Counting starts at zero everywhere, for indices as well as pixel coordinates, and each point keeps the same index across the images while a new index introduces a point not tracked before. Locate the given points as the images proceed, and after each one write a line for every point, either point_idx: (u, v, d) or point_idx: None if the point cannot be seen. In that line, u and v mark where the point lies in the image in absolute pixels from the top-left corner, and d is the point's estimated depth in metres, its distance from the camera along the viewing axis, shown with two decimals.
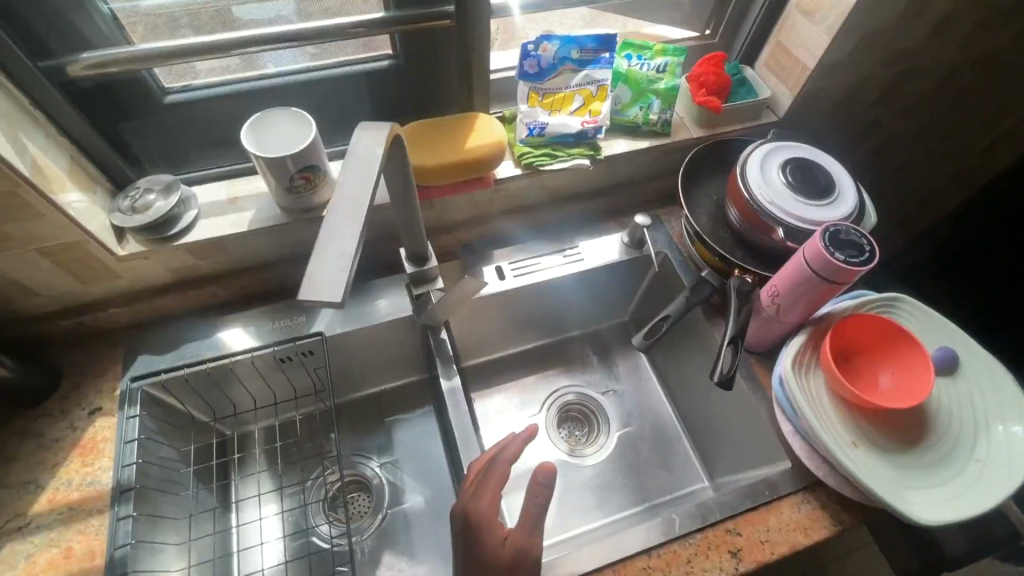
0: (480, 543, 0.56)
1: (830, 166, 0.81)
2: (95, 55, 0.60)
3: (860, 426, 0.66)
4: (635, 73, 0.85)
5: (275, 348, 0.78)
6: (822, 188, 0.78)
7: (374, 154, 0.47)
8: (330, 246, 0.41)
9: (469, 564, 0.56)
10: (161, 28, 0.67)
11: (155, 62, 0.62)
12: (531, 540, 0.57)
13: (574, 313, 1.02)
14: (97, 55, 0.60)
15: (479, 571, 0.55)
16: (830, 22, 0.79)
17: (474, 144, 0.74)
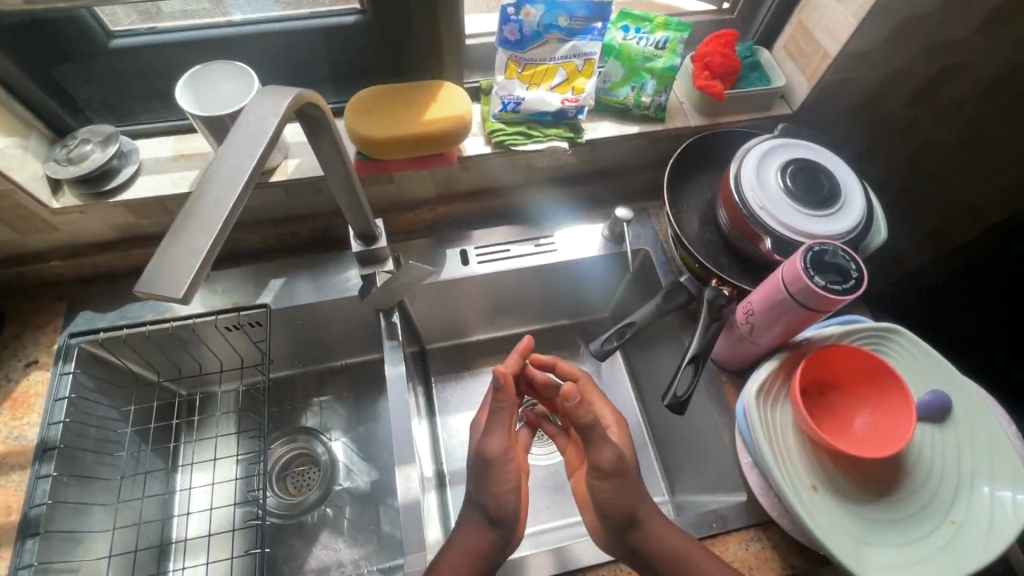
0: (497, 476, 0.57)
1: (840, 172, 0.71)
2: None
3: (827, 470, 0.59)
4: (629, 47, 0.75)
5: (218, 316, 0.75)
6: (827, 193, 0.68)
7: (264, 126, 0.41)
8: (192, 229, 0.36)
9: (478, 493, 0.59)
10: None
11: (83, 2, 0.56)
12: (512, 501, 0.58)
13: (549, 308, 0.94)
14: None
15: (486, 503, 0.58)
16: (860, 3, 0.68)
17: (435, 115, 0.66)
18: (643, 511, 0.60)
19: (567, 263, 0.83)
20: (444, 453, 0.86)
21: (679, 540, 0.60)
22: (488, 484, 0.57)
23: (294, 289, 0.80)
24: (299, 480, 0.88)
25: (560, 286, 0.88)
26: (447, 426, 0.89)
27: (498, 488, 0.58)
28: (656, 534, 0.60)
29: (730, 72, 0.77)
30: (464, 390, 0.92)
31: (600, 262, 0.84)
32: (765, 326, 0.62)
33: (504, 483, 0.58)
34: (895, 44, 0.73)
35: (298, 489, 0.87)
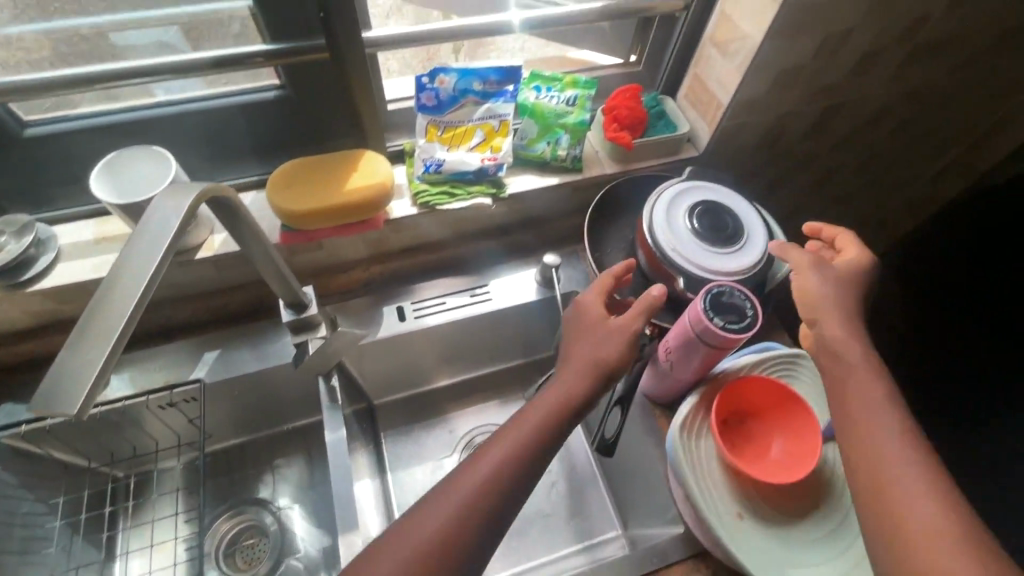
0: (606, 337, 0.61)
1: (742, 212, 0.76)
2: None
3: (750, 496, 0.62)
4: (542, 106, 0.80)
5: (150, 396, 0.74)
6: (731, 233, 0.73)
7: (166, 225, 0.43)
8: (88, 338, 0.37)
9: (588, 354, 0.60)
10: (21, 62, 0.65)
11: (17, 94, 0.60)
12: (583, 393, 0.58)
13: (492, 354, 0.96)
14: None
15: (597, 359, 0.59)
16: (740, 59, 0.74)
17: (357, 184, 0.69)
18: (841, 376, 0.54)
19: (503, 310, 0.86)
20: (397, 508, 0.86)
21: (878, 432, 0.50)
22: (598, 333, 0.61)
23: (230, 359, 0.79)
24: (248, 554, 0.85)
25: (500, 332, 0.90)
26: (400, 480, 0.89)
27: (593, 357, 0.60)
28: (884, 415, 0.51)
29: (638, 122, 0.83)
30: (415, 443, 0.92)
31: (535, 307, 0.87)
32: (682, 361, 0.66)
33: (614, 348, 0.60)
34: (780, 90, 0.80)
35: (248, 563, 0.84)
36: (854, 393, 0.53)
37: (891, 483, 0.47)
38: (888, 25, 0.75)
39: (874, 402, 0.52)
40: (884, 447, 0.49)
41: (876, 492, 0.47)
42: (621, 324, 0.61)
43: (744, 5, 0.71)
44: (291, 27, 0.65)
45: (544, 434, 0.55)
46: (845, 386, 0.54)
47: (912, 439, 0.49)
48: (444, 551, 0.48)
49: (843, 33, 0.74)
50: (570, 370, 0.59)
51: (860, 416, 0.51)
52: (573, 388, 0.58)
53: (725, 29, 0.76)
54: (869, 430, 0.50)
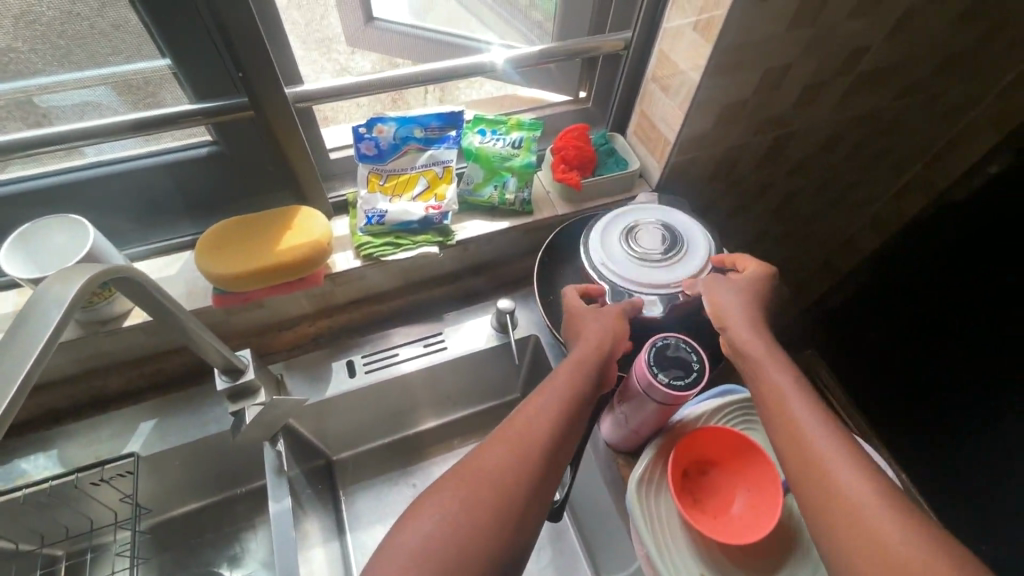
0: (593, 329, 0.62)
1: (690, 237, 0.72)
2: None
3: (715, 558, 0.58)
4: (486, 150, 0.79)
5: (79, 475, 0.69)
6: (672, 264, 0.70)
7: (48, 317, 0.39)
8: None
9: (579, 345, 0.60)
10: None
11: None
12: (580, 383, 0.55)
13: (455, 401, 0.93)
14: None
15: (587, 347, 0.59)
16: (682, 97, 0.73)
17: (291, 243, 0.66)
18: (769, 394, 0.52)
19: (459, 359, 0.83)
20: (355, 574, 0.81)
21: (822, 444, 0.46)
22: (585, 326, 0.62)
23: (169, 427, 0.75)
24: None
25: (458, 380, 0.87)
26: (359, 541, 0.84)
27: (597, 334, 0.61)
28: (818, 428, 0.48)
29: (586, 161, 0.82)
30: (376, 501, 0.87)
31: (493, 354, 0.84)
32: (635, 411, 0.64)
33: (612, 325, 0.62)
34: (725, 125, 0.79)
35: None
36: (789, 404, 0.50)
37: (843, 498, 0.43)
38: (827, 58, 0.75)
39: (808, 414, 0.49)
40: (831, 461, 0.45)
41: (828, 510, 0.43)
42: (611, 310, 0.64)
43: (680, 45, 0.71)
44: (216, 79, 0.63)
45: (575, 396, 0.54)
46: (777, 399, 0.51)
47: (850, 448, 0.46)
48: (490, 537, 0.43)
49: (782, 68, 0.73)
50: (575, 352, 0.59)
51: (799, 429, 0.48)
52: (586, 363, 0.57)
53: (665, 67, 0.75)
54: (814, 441, 0.47)
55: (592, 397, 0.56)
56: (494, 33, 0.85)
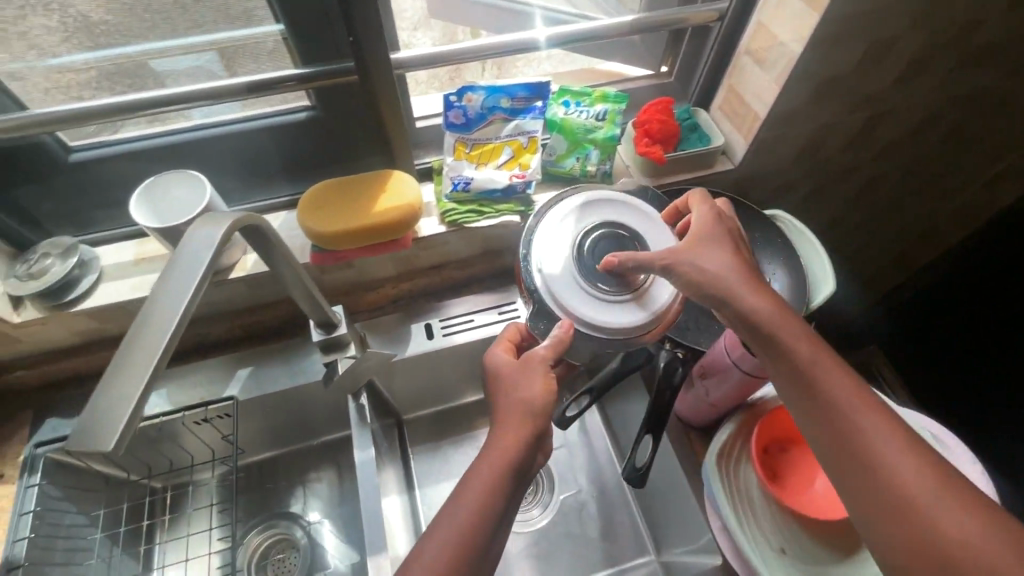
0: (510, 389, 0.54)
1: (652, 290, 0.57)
2: None
3: (797, 532, 0.58)
4: (570, 122, 0.79)
5: (186, 412, 0.76)
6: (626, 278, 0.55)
7: (198, 258, 0.43)
8: (120, 374, 0.37)
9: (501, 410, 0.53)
10: (67, 89, 0.66)
11: (63, 122, 0.62)
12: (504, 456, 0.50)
13: None
14: None
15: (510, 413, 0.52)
16: (779, 70, 0.71)
17: (387, 205, 0.69)
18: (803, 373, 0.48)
19: None
20: (424, 528, 0.85)
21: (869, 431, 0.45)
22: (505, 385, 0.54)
23: (262, 376, 0.81)
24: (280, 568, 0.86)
25: None
26: (427, 497, 0.88)
27: (520, 404, 0.52)
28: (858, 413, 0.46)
29: (670, 135, 0.81)
30: (444, 460, 0.91)
31: None
32: (716, 383, 0.65)
33: (536, 387, 0.53)
34: (819, 102, 0.77)
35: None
36: (823, 390, 0.47)
37: (892, 490, 0.43)
38: (937, 31, 0.71)
39: (849, 398, 0.47)
40: (877, 451, 0.44)
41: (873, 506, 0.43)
42: (531, 362, 0.54)
43: (781, 15, 0.69)
44: (322, 45, 0.66)
45: (504, 470, 0.50)
46: (809, 383, 0.48)
47: (897, 430, 0.45)
48: None
49: (889, 40, 0.70)
50: (497, 429, 0.52)
51: (838, 419, 0.46)
52: (506, 452, 0.50)
53: (762, 38, 0.73)
54: (858, 435, 0.45)
55: (517, 485, 0.51)
56: (573, 5, 0.84)
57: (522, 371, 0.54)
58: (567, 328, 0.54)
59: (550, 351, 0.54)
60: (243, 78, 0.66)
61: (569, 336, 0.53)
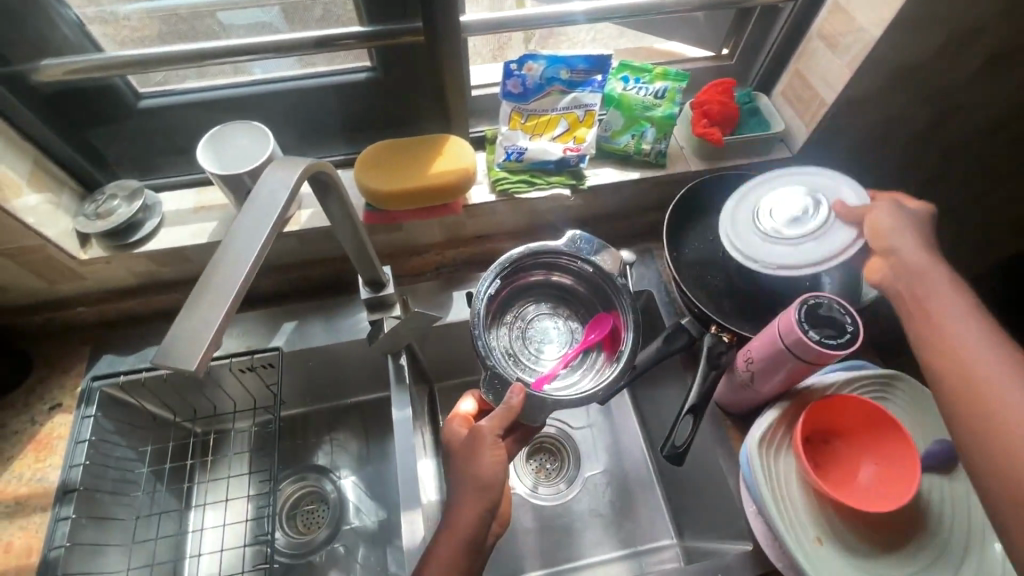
0: (469, 459, 0.59)
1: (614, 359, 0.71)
2: (72, 61, 0.60)
3: (833, 521, 0.59)
4: (629, 98, 0.78)
5: (234, 359, 0.78)
6: (575, 319, 0.77)
7: (276, 197, 0.44)
8: (203, 301, 0.38)
9: (461, 483, 0.58)
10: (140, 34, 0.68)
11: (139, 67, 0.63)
12: (466, 525, 0.56)
13: None
14: (75, 62, 0.61)
15: (467, 486, 0.58)
16: (853, 54, 0.69)
17: (442, 169, 0.70)
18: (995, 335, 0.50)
19: None
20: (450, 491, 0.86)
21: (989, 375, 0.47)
22: (462, 460, 0.60)
23: (306, 331, 0.83)
24: (310, 518, 0.89)
25: None
26: None
27: (474, 474, 0.58)
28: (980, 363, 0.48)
29: (728, 118, 0.79)
30: None
31: None
32: (763, 371, 0.63)
33: (486, 458, 0.59)
34: (889, 92, 0.74)
35: (309, 526, 0.88)
36: (951, 340, 0.50)
37: (1003, 425, 0.44)
38: None
39: (969, 347, 0.49)
40: (989, 391, 0.46)
41: (983, 444, 0.45)
42: (483, 435, 0.60)
43: None
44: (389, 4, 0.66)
45: (468, 538, 0.55)
46: (939, 336, 0.51)
47: (1023, 374, 0.46)
48: None
49: (974, 29, 0.67)
50: (457, 502, 0.57)
51: (956, 365, 0.49)
52: (466, 524, 0.56)
53: (838, 20, 0.71)
54: (972, 377, 0.47)
55: (475, 555, 0.56)
56: None
57: (476, 443, 0.60)
58: (512, 407, 0.61)
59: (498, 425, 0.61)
60: (310, 33, 0.67)
61: (519, 407, 0.61)
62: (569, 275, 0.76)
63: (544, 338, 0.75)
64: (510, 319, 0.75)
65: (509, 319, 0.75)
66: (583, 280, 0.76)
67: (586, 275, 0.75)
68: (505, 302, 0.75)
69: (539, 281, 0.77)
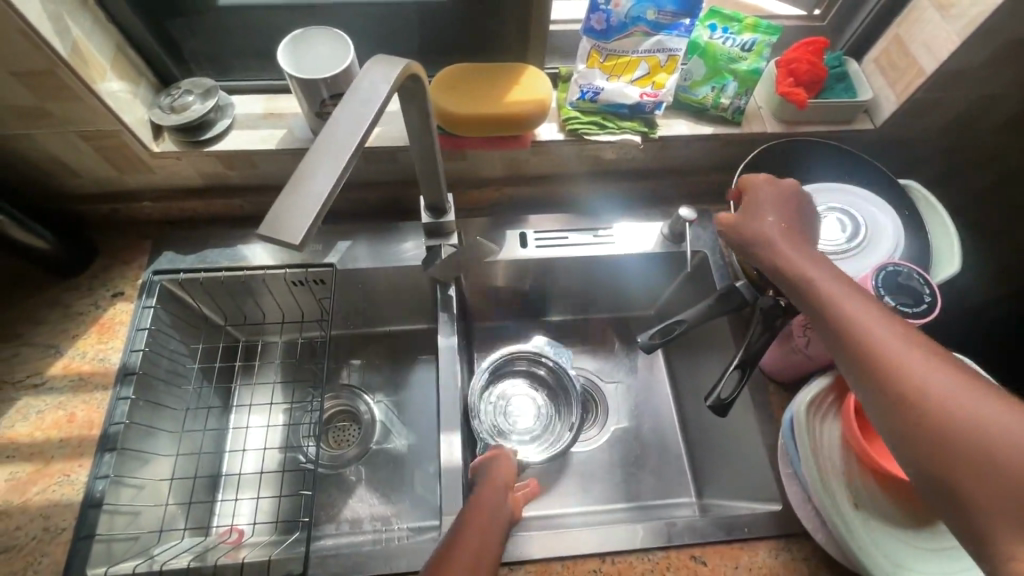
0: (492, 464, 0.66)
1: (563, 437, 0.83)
2: None
3: (871, 491, 0.59)
4: (715, 47, 0.74)
5: (288, 270, 0.79)
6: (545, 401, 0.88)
7: (376, 92, 0.44)
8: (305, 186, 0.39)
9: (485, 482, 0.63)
10: None
11: None
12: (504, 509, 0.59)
13: (616, 296, 0.94)
14: None
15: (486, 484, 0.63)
16: (967, 21, 0.65)
17: (517, 99, 0.68)
18: (864, 318, 0.49)
19: (623, 256, 0.84)
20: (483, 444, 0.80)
21: (927, 375, 0.45)
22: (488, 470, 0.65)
23: (360, 252, 0.84)
24: (342, 435, 0.92)
25: (608, 279, 0.89)
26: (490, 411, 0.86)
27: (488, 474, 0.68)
28: (910, 366, 0.46)
29: (817, 80, 0.76)
30: (512, 386, 0.88)
31: (655, 259, 0.85)
32: None
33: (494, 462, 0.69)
34: (996, 69, 0.70)
35: (340, 442, 0.91)
36: (874, 344, 0.48)
37: (998, 453, 0.40)
38: None
39: (879, 333, 0.48)
40: (947, 412, 0.43)
41: (970, 476, 0.41)
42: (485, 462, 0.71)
43: None
44: None
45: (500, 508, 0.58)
46: (878, 351, 0.47)
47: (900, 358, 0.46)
48: None
49: None
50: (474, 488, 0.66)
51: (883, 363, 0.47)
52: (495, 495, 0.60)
53: None
54: (905, 388, 0.45)
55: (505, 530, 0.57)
56: None
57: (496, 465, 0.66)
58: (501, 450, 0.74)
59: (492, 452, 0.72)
60: None
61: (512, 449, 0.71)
62: (542, 372, 0.89)
63: (520, 415, 0.87)
64: (490, 399, 0.87)
65: (489, 399, 0.87)
66: (553, 379, 0.89)
67: (555, 374, 0.88)
68: (496, 383, 0.88)
69: (517, 372, 0.90)
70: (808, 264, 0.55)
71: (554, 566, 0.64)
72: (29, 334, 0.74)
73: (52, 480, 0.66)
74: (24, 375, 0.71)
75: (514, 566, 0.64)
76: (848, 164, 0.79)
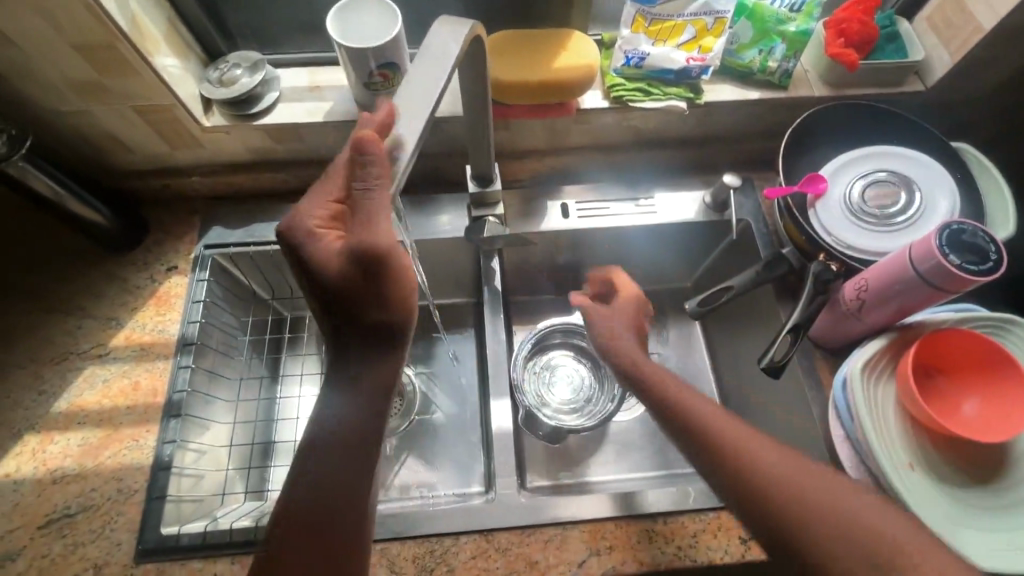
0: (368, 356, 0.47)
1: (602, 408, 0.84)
2: None
3: (928, 451, 0.60)
4: (764, 8, 0.73)
5: None
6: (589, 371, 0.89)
7: (448, 50, 0.46)
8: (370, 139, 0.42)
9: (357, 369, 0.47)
10: None
11: None
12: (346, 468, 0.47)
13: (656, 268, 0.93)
14: None
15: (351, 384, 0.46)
16: None
17: (565, 65, 0.68)
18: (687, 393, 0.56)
19: (666, 225, 0.83)
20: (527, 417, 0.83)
21: (752, 442, 0.51)
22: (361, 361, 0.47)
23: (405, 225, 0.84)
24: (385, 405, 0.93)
25: (648, 249, 0.89)
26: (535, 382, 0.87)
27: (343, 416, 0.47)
28: (737, 437, 0.52)
29: (868, 39, 0.74)
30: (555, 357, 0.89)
31: (697, 228, 0.84)
32: (877, 304, 0.62)
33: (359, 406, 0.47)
34: None
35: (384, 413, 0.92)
36: (700, 418, 0.54)
37: (826, 505, 0.47)
38: None
39: (703, 408, 0.54)
40: (781, 475, 0.49)
41: (811, 529, 0.46)
42: (333, 255, 0.44)
43: None
44: None
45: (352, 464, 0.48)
46: (704, 423, 0.53)
47: (726, 430, 0.52)
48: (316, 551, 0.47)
49: None
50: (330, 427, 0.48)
51: (718, 433, 0.52)
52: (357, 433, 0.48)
53: None
54: (740, 459, 0.50)
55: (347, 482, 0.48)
56: None
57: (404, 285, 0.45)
58: (346, 205, 0.47)
59: (338, 310, 0.45)
60: None
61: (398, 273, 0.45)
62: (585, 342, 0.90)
63: (563, 385, 0.88)
64: (535, 369, 0.88)
65: (534, 369, 0.88)
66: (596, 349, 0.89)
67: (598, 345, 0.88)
68: (539, 354, 0.89)
69: (560, 343, 0.90)
70: (628, 349, 0.63)
71: (607, 526, 0.66)
72: (90, 307, 0.76)
73: (122, 445, 0.69)
74: (89, 346, 0.74)
75: (566, 525, 0.66)
76: (897, 128, 0.77)
